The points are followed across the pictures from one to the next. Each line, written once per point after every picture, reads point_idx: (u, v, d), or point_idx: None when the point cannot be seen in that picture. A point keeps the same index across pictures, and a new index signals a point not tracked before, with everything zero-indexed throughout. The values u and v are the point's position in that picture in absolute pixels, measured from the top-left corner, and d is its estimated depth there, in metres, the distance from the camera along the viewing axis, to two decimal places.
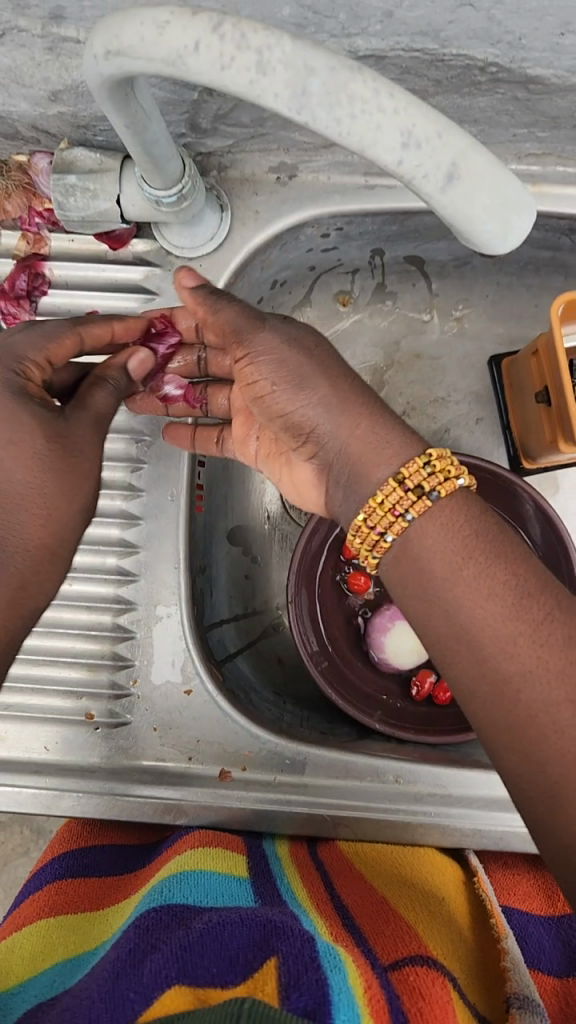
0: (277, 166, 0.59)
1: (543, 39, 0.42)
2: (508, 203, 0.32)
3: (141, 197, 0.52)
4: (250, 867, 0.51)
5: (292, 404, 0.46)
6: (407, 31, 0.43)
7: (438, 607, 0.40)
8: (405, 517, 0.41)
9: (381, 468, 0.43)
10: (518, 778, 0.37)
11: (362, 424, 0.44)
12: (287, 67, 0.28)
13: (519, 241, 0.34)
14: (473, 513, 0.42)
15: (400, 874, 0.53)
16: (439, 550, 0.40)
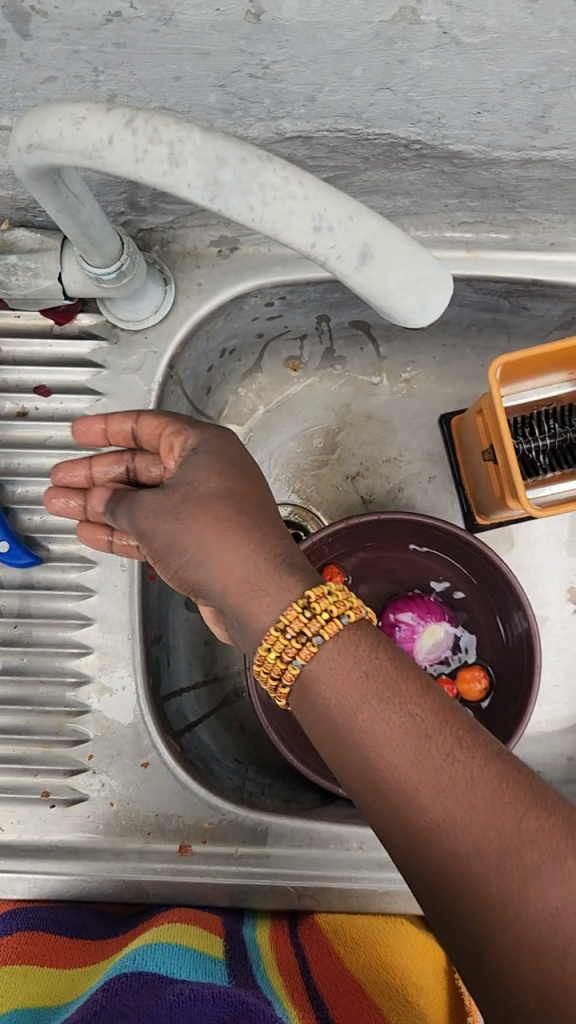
0: (219, 240, 0.61)
1: (461, 118, 0.44)
2: (424, 278, 0.33)
3: (82, 275, 0.53)
4: (224, 947, 0.50)
5: (177, 560, 0.44)
6: (331, 113, 0.44)
7: (339, 753, 0.36)
8: (294, 662, 0.38)
9: (261, 615, 0.39)
10: (453, 942, 0.32)
11: (241, 567, 0.40)
12: (199, 158, 0.29)
13: (438, 312, 0.34)
14: (363, 645, 0.37)
15: (377, 949, 0.52)
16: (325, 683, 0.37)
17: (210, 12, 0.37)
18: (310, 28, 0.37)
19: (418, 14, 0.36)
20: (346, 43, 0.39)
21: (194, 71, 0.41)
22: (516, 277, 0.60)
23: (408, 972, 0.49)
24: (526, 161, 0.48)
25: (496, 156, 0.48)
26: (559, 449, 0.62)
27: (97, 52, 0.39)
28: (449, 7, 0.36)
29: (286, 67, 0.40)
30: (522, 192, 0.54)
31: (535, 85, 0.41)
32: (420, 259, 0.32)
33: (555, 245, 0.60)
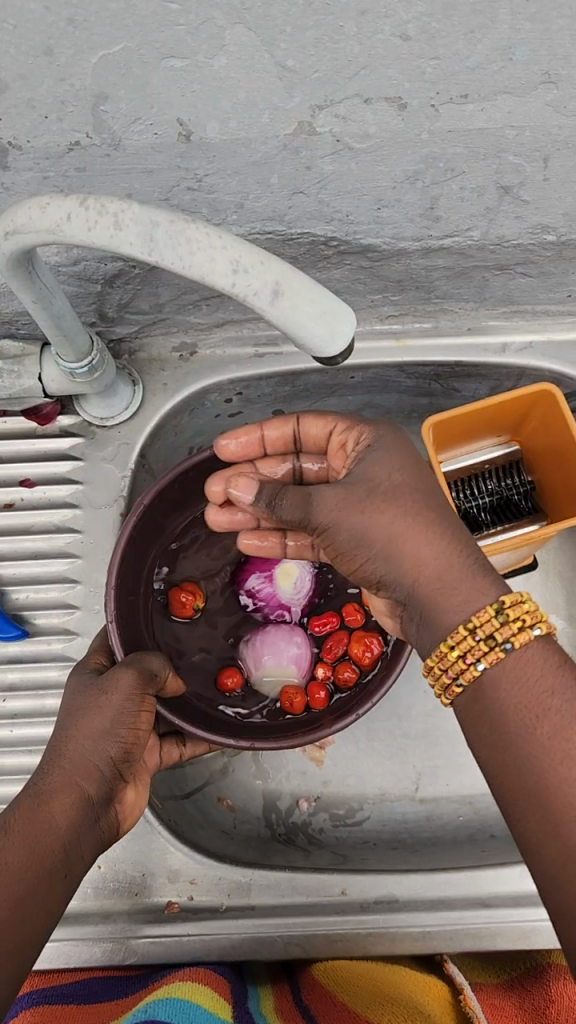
0: (180, 346, 0.69)
1: (366, 214, 0.54)
2: (334, 314, 0.40)
3: (59, 374, 0.61)
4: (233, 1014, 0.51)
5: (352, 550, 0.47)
6: (258, 218, 0.54)
7: (530, 797, 0.38)
8: (502, 647, 0.40)
9: (453, 610, 0.43)
10: (518, 807, 0.38)
11: (446, 560, 0.44)
12: (138, 223, 0.37)
13: (346, 340, 0.40)
14: (544, 659, 0.41)
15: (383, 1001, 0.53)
16: (509, 705, 0.40)
17: (150, 136, 0.46)
18: (230, 144, 0.47)
19: (313, 125, 0.46)
20: (263, 155, 0.48)
21: (143, 189, 0.50)
22: (442, 362, 0.69)
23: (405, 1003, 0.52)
24: (427, 250, 0.58)
25: (401, 247, 0.57)
26: (497, 504, 0.68)
27: (63, 177, 0.49)
28: (337, 119, 0.46)
29: (216, 180, 0.50)
30: (432, 283, 0.63)
31: (420, 180, 0.51)
32: (325, 295, 0.39)
33: (472, 330, 0.69)
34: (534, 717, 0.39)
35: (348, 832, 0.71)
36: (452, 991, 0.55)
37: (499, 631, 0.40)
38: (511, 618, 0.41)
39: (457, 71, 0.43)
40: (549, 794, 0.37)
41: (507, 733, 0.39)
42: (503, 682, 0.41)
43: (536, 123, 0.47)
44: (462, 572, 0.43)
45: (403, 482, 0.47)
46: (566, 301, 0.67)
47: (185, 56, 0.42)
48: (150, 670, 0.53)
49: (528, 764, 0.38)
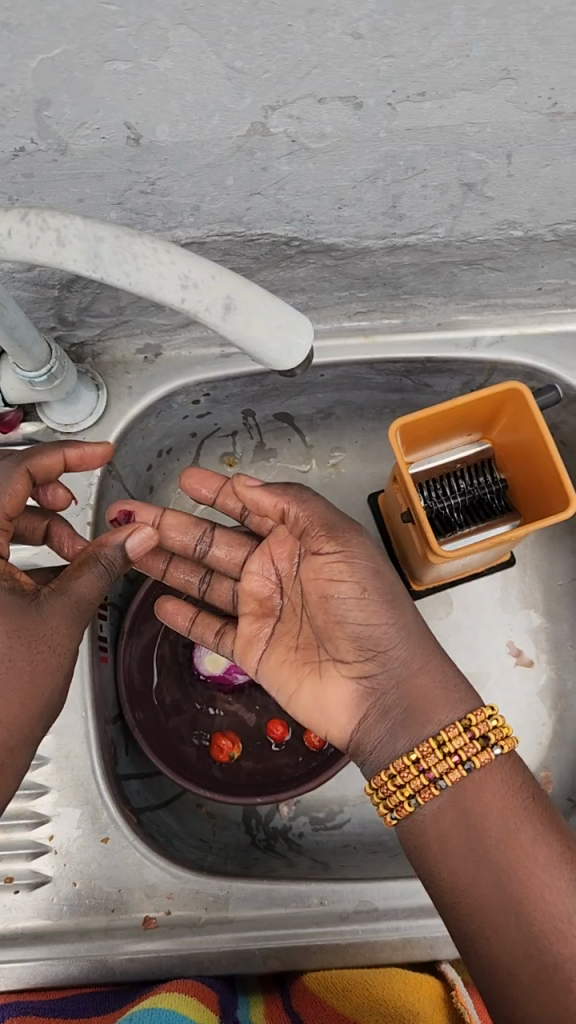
0: (144, 348, 0.68)
1: (327, 214, 0.52)
2: (289, 327, 0.38)
3: (18, 382, 0.59)
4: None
5: (378, 613, 0.55)
6: (216, 220, 0.52)
7: (504, 896, 0.47)
8: (465, 767, 0.50)
9: (446, 711, 0.53)
10: (488, 909, 0.47)
11: (432, 664, 0.55)
12: (81, 240, 0.36)
13: (302, 357, 0.39)
14: (509, 777, 0.51)
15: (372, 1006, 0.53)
16: (479, 813, 0.49)
17: (98, 140, 0.44)
18: (182, 146, 0.45)
19: (267, 126, 0.45)
20: (217, 157, 0.46)
21: (94, 193, 0.48)
22: (411, 357, 0.67)
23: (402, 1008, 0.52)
24: (392, 248, 0.56)
25: (365, 244, 0.56)
26: (470, 504, 0.67)
27: (9, 183, 0.47)
28: (292, 118, 0.44)
29: (170, 183, 0.48)
30: (400, 278, 0.62)
31: (380, 179, 0.49)
32: (283, 309, 0.38)
33: (442, 325, 0.67)
34: (505, 831, 0.48)
35: (329, 836, 0.71)
36: (445, 990, 0.55)
37: (476, 751, 0.50)
38: (487, 734, 0.51)
39: (412, 69, 0.41)
40: (524, 893, 0.47)
41: (480, 845, 0.48)
42: (477, 794, 0.50)
43: (497, 119, 0.45)
44: (450, 682, 0.54)
45: (384, 573, 0.57)
46: (536, 293, 0.65)
47: (128, 59, 0.40)
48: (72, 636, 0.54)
49: (500, 872, 0.48)
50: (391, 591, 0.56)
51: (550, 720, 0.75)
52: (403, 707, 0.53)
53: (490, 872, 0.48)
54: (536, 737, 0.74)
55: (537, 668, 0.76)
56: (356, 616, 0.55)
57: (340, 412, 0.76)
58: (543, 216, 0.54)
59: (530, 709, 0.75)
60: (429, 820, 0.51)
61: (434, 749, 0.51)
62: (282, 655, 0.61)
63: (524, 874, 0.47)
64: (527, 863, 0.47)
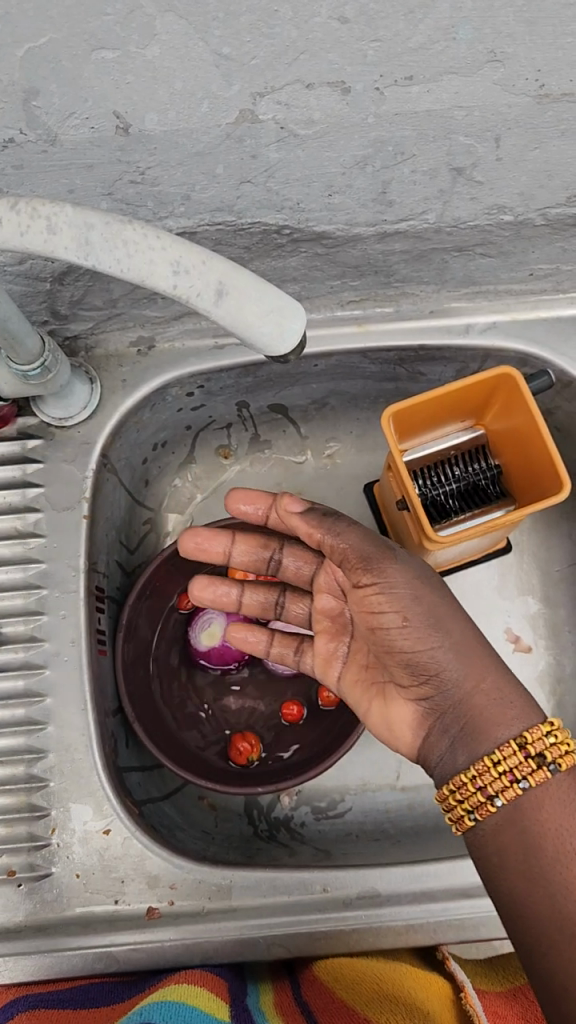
0: (137, 341, 0.68)
1: (317, 201, 0.52)
2: (281, 311, 0.37)
3: (11, 376, 0.59)
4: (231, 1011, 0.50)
5: (423, 638, 0.53)
6: (206, 209, 0.52)
7: (550, 909, 0.46)
8: (520, 784, 0.49)
9: (504, 727, 0.51)
10: (535, 921, 0.46)
11: (488, 680, 0.52)
12: (71, 228, 0.36)
13: (296, 340, 0.38)
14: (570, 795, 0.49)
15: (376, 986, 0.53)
16: (533, 827, 0.48)
17: (87, 130, 0.44)
18: (171, 135, 0.45)
19: (256, 114, 0.45)
20: (205, 146, 0.47)
21: (84, 183, 0.48)
22: (404, 345, 0.67)
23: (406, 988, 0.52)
24: (384, 235, 0.56)
25: (356, 232, 0.56)
26: (465, 490, 0.67)
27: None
28: (280, 105, 0.44)
29: (159, 172, 0.48)
30: (391, 266, 0.62)
31: (370, 165, 0.49)
32: (274, 293, 0.38)
33: (434, 312, 0.67)
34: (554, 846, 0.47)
35: (331, 825, 0.71)
36: (453, 991, 0.54)
37: (532, 770, 0.48)
38: (544, 752, 0.49)
39: (399, 53, 0.42)
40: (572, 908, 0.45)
41: (531, 857, 0.47)
42: (532, 810, 0.48)
43: (485, 103, 0.45)
44: (500, 693, 0.52)
45: (429, 592, 0.54)
46: (528, 279, 0.66)
47: (115, 47, 0.40)
48: None
49: (550, 885, 0.46)
50: (436, 611, 0.53)
51: (548, 705, 0.75)
52: (462, 727, 0.52)
53: (539, 884, 0.47)
54: None
55: (535, 654, 0.76)
56: (404, 638, 0.53)
57: (335, 402, 0.76)
58: (533, 200, 0.54)
59: (529, 696, 0.75)
60: (496, 835, 0.50)
61: (490, 768, 0.49)
62: (355, 674, 0.62)
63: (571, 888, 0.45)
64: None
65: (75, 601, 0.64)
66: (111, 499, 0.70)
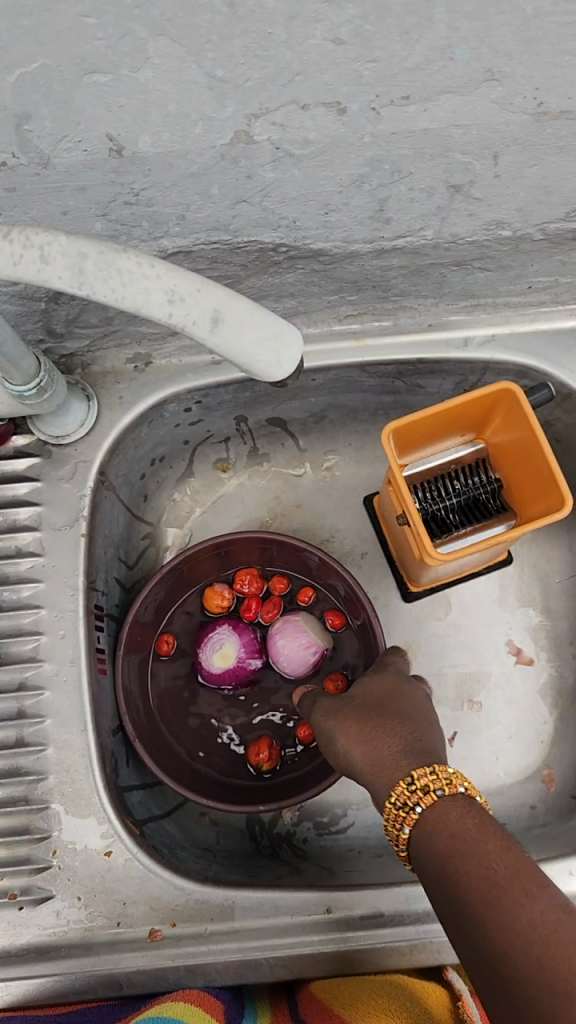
0: (134, 357, 0.67)
1: (314, 220, 0.52)
2: (277, 338, 0.37)
3: (8, 397, 0.59)
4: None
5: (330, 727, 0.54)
6: (202, 228, 0.51)
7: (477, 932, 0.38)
8: (415, 810, 0.45)
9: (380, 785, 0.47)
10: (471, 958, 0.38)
11: (381, 747, 0.49)
12: (64, 257, 0.35)
13: (295, 366, 0.39)
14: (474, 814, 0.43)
15: (376, 1001, 0.53)
16: (445, 849, 0.42)
17: (80, 153, 0.44)
18: (165, 156, 0.45)
19: (251, 134, 0.44)
20: (201, 166, 0.46)
21: (78, 204, 0.48)
22: (404, 359, 0.67)
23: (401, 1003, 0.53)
24: (381, 251, 0.56)
25: (353, 249, 0.55)
26: (465, 503, 0.67)
27: None
28: (275, 126, 0.44)
29: (154, 193, 0.48)
30: (389, 281, 0.62)
31: (366, 183, 0.49)
32: (269, 320, 0.37)
33: (432, 326, 0.67)
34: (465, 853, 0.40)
35: (332, 840, 0.71)
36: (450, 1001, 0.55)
37: (424, 791, 0.45)
38: (432, 778, 0.45)
39: (396, 73, 0.41)
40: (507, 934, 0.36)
41: (446, 877, 0.41)
42: (438, 824, 0.43)
43: (483, 121, 0.45)
44: (395, 754, 0.48)
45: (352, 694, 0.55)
46: (527, 292, 0.65)
47: (108, 71, 0.39)
48: None
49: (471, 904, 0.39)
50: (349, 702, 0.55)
51: (551, 718, 0.74)
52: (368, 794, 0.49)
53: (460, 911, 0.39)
54: (538, 735, 0.74)
55: (537, 666, 0.76)
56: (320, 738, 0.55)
57: (334, 415, 0.76)
58: (531, 216, 0.53)
59: (532, 708, 0.75)
60: (415, 870, 0.44)
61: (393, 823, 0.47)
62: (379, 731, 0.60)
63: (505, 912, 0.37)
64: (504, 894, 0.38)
65: (75, 619, 0.63)
66: (110, 516, 0.69)
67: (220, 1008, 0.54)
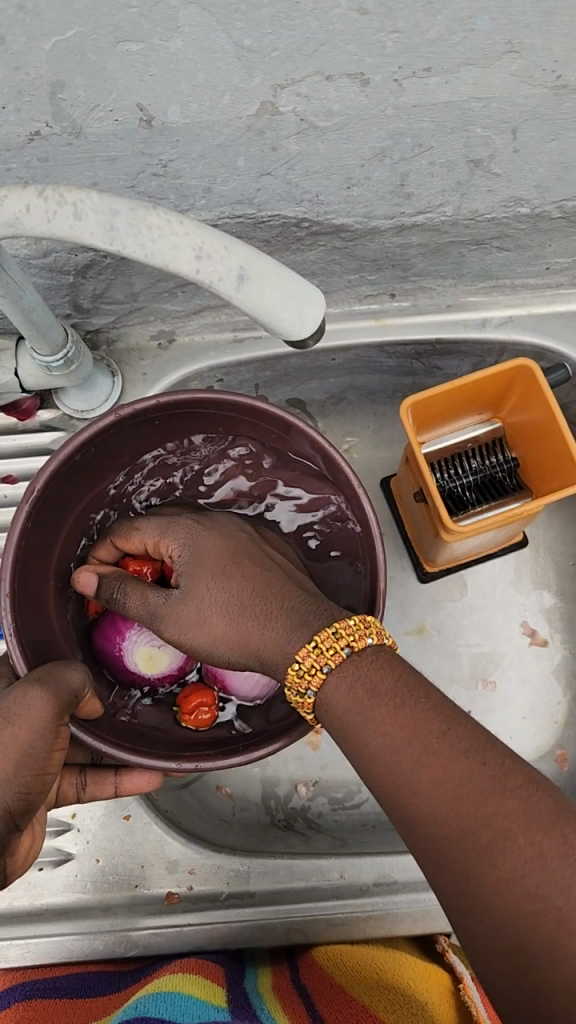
0: (158, 334, 0.69)
1: (336, 194, 0.53)
2: (300, 298, 0.38)
3: (36, 368, 0.61)
4: (230, 996, 0.51)
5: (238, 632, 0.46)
6: (227, 202, 0.52)
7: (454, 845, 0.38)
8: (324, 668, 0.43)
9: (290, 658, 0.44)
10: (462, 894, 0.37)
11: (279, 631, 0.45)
12: (97, 213, 0.37)
13: (315, 325, 0.38)
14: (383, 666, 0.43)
15: (389, 965, 0.55)
16: (399, 767, 0.40)
17: (111, 123, 0.45)
18: (193, 128, 0.46)
19: (276, 105, 0.45)
20: (226, 138, 0.47)
21: (108, 176, 0.49)
22: (423, 338, 0.68)
23: (401, 968, 0.55)
24: (401, 228, 0.57)
25: (374, 225, 0.56)
26: (482, 482, 0.67)
27: (26, 167, 0.47)
28: (300, 97, 0.45)
29: (181, 164, 0.49)
30: (408, 259, 0.63)
31: (388, 157, 0.50)
32: (293, 282, 0.38)
33: (451, 307, 0.68)
34: (407, 769, 0.39)
35: (347, 816, 0.71)
36: (454, 982, 0.55)
37: (332, 652, 0.42)
38: (337, 640, 0.43)
39: (418, 45, 0.43)
40: (439, 812, 0.38)
41: (400, 795, 0.40)
42: (347, 693, 0.42)
43: (502, 95, 0.46)
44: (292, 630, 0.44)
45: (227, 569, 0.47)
46: (545, 272, 0.66)
47: (140, 39, 0.41)
48: (68, 686, 0.46)
49: (432, 813, 0.38)
50: (224, 601, 0.46)
51: (565, 699, 0.75)
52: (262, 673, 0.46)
53: (436, 826, 0.38)
54: (552, 716, 0.75)
55: (552, 647, 0.76)
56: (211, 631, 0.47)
57: (352, 396, 0.77)
58: (549, 193, 0.54)
59: (546, 689, 0.75)
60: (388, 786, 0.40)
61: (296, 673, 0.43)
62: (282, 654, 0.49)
63: (442, 799, 0.38)
64: (418, 728, 0.40)
65: None
66: None
67: (221, 972, 0.55)
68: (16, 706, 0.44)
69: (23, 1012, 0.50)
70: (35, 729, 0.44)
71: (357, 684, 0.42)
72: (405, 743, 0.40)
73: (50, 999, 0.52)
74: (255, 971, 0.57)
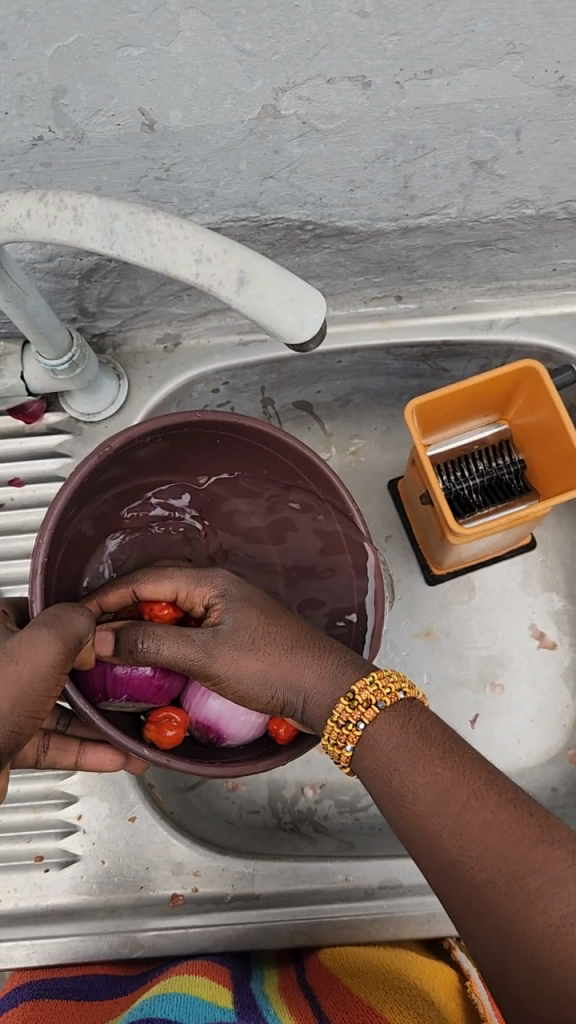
0: (164, 338, 0.69)
1: (339, 195, 0.53)
2: (299, 296, 0.37)
3: (41, 370, 0.62)
4: (234, 997, 0.50)
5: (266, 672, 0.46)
6: (230, 205, 0.52)
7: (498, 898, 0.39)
8: (377, 708, 0.44)
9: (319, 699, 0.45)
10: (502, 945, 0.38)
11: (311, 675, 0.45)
12: (97, 216, 0.37)
13: (316, 328, 0.38)
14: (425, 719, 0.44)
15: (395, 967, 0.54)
16: (441, 819, 0.41)
17: (114, 128, 0.45)
18: (196, 132, 0.46)
19: (278, 109, 0.46)
20: (230, 140, 0.47)
21: (111, 181, 0.49)
22: (429, 340, 0.67)
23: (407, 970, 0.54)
24: (406, 230, 0.57)
25: (378, 228, 0.56)
26: (489, 484, 0.67)
27: (29, 172, 0.48)
28: (302, 100, 0.45)
29: (184, 167, 0.49)
30: (414, 262, 0.63)
31: (391, 158, 0.50)
32: (288, 280, 0.37)
33: (457, 308, 0.68)
34: (452, 819, 0.41)
35: (354, 820, 0.71)
36: (461, 980, 0.55)
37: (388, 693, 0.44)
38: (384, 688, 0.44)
39: (419, 46, 0.43)
40: (483, 863, 0.40)
41: (441, 844, 0.41)
42: (389, 741, 0.43)
43: (505, 95, 0.46)
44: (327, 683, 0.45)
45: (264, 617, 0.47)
46: (551, 273, 0.66)
47: (141, 44, 0.41)
48: (77, 634, 0.43)
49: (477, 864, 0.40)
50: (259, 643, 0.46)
51: (573, 703, 0.74)
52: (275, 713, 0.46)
53: (480, 877, 0.39)
54: (560, 719, 0.74)
55: (561, 650, 0.76)
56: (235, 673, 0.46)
57: (359, 398, 0.77)
58: (554, 194, 0.54)
59: (554, 692, 0.75)
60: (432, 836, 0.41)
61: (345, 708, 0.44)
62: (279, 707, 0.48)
63: (487, 850, 0.40)
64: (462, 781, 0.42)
65: None
66: None
67: (228, 973, 0.55)
68: (22, 648, 0.42)
69: (29, 1009, 0.50)
70: (38, 672, 0.42)
71: (403, 733, 0.43)
72: (447, 794, 0.41)
73: (57, 1002, 0.52)
74: (261, 974, 0.56)
